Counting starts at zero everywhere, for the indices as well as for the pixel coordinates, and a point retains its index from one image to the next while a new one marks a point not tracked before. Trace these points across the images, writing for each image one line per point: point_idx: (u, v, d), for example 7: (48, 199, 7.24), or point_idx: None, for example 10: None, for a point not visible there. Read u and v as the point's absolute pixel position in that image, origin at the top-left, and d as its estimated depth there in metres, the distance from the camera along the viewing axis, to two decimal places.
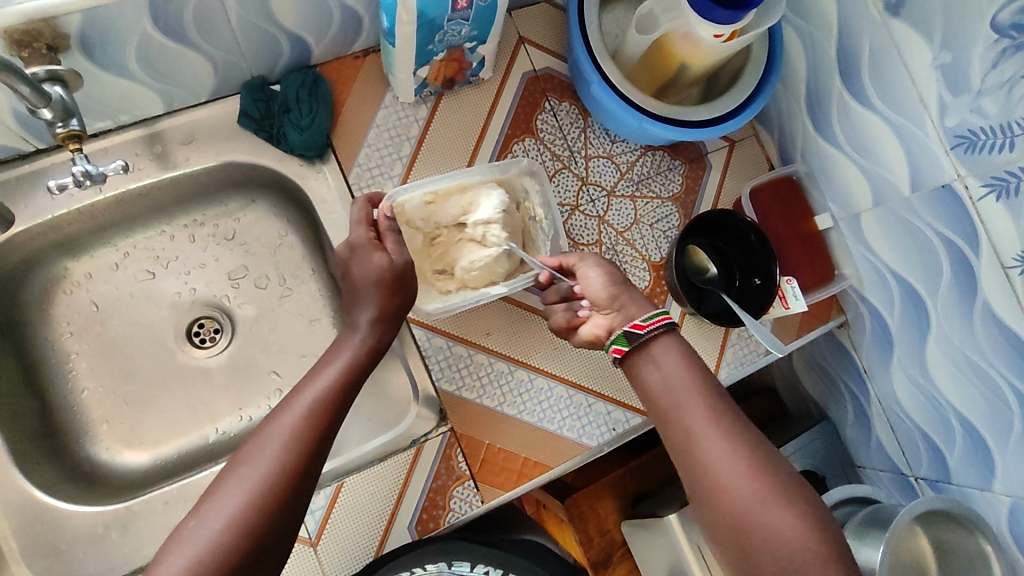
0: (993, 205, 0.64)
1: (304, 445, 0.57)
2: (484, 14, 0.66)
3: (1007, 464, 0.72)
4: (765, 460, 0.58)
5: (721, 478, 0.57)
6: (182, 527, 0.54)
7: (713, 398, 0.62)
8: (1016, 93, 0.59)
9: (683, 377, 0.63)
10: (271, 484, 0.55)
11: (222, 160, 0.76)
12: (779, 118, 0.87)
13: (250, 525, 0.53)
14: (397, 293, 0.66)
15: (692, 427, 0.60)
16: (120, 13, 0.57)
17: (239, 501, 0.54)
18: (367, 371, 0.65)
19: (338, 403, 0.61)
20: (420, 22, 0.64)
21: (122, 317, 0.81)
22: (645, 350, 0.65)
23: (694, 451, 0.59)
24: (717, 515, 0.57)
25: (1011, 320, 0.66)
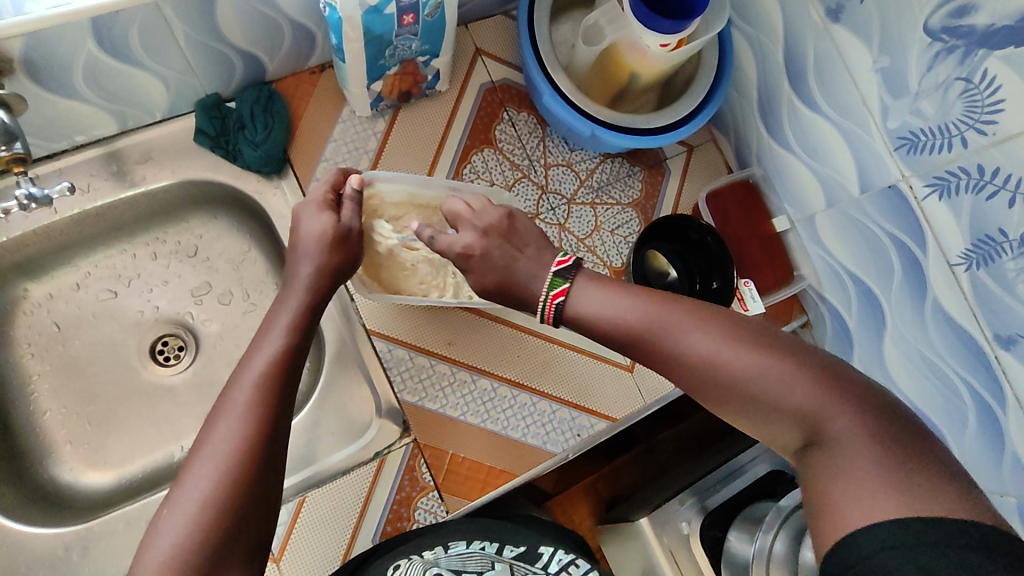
0: (937, 204, 0.65)
1: (267, 404, 0.54)
2: (433, 26, 0.67)
3: (966, 459, 0.72)
4: (756, 340, 0.49)
5: (697, 360, 0.50)
6: (156, 525, 0.50)
7: (675, 304, 0.53)
8: (951, 95, 0.60)
9: (622, 298, 0.55)
10: (240, 452, 0.51)
11: (179, 177, 0.76)
12: (734, 123, 0.88)
13: (230, 497, 0.50)
14: (342, 251, 0.65)
15: (652, 337, 0.52)
16: (63, 40, 0.57)
17: (211, 481, 0.50)
18: (313, 325, 0.63)
19: (294, 354, 0.59)
20: (367, 38, 0.65)
21: (85, 336, 0.81)
22: (575, 294, 0.56)
23: (668, 356, 0.52)
24: (734, 403, 0.49)
25: (958, 316, 0.68)
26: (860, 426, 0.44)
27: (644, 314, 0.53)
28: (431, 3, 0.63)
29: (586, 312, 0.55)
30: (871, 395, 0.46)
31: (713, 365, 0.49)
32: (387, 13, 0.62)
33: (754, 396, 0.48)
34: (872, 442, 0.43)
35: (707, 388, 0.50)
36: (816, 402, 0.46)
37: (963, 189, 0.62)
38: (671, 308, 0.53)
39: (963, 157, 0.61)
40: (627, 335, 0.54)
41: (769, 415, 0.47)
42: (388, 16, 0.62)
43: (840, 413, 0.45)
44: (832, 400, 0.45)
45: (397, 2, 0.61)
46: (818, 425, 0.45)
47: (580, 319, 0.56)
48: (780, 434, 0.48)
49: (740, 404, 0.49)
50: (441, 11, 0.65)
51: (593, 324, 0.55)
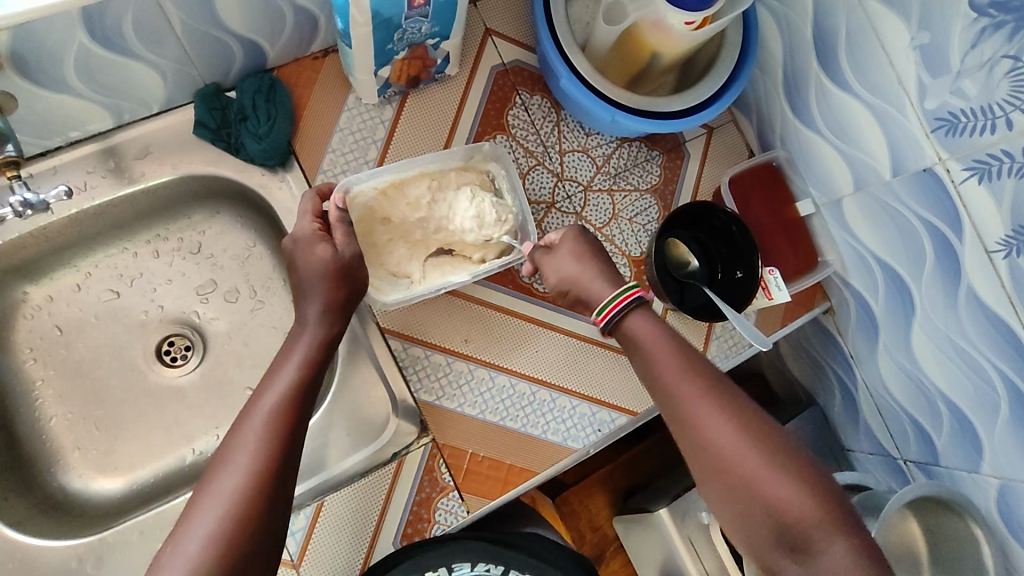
0: (975, 188, 0.62)
1: (270, 459, 0.52)
2: (445, 8, 0.63)
3: (995, 446, 0.73)
4: (772, 446, 0.53)
5: (713, 440, 0.54)
6: (156, 564, 0.48)
7: (714, 378, 0.57)
8: (997, 74, 0.57)
9: (670, 358, 0.58)
10: (243, 496, 0.49)
11: (180, 172, 0.73)
12: (756, 103, 0.84)
13: (228, 553, 0.47)
14: (346, 282, 0.62)
15: (684, 401, 0.56)
16: (52, 32, 0.53)
17: (209, 536, 0.48)
18: (321, 369, 0.60)
19: (303, 402, 0.57)
20: (376, 21, 0.61)
21: (88, 339, 0.78)
22: (633, 319, 0.61)
23: (687, 428, 0.55)
24: (726, 496, 0.53)
25: (994, 304, 0.66)
26: (850, 557, 0.47)
27: (688, 377, 0.57)
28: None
29: (641, 350, 0.60)
30: (853, 519, 0.50)
31: (727, 453, 0.53)
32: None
33: (757, 492, 0.51)
34: (856, 570, 0.47)
35: (707, 468, 0.54)
36: (810, 515, 0.49)
37: (1005, 173, 0.59)
38: (712, 380, 0.57)
39: (1008, 140, 0.58)
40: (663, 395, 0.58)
41: (758, 511, 0.51)
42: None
43: (830, 534, 0.49)
44: (826, 517, 0.49)
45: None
46: (805, 538, 0.49)
47: (638, 354, 0.60)
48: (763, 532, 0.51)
49: (736, 493, 0.52)
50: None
51: (642, 364, 0.60)
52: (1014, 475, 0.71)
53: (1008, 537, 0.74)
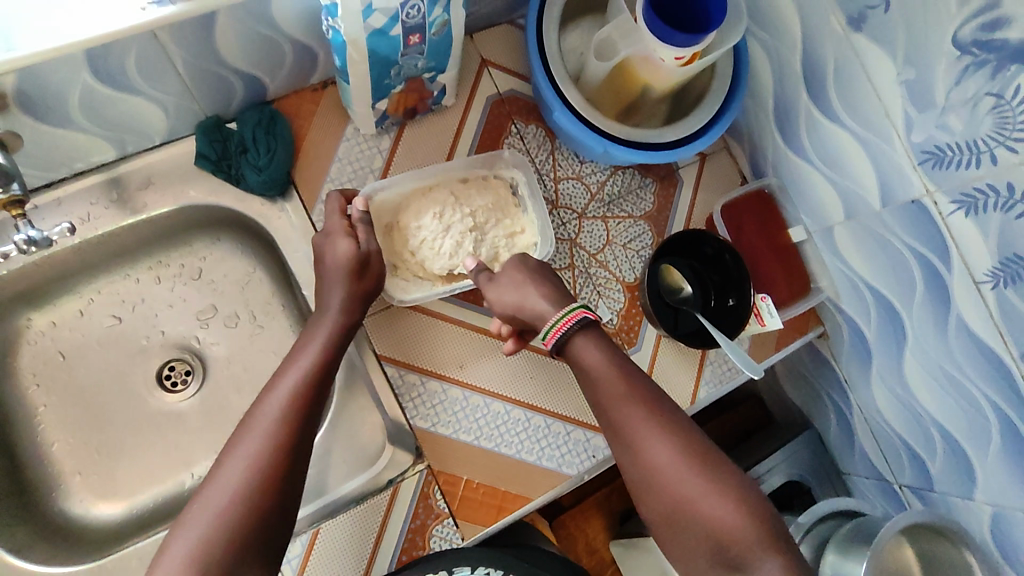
0: (962, 220, 0.63)
1: (295, 422, 0.56)
2: (440, 44, 0.65)
3: (988, 474, 0.73)
4: (709, 466, 0.56)
5: (650, 458, 0.57)
6: (182, 517, 0.52)
7: (651, 395, 0.60)
8: (981, 110, 0.58)
9: (613, 374, 0.60)
10: (269, 454, 0.54)
11: (182, 201, 0.74)
12: (748, 131, 0.86)
13: (252, 504, 0.51)
14: (370, 275, 0.67)
15: (623, 418, 0.59)
16: (58, 73, 0.55)
17: (236, 487, 0.52)
18: (342, 347, 0.64)
19: (323, 376, 0.61)
20: (373, 59, 0.62)
21: (91, 365, 0.79)
22: (578, 342, 0.62)
23: (628, 446, 0.58)
24: (662, 515, 0.56)
25: (984, 334, 0.66)
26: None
27: (631, 398, 0.59)
28: (437, 24, 0.61)
29: (585, 366, 0.61)
30: (781, 534, 0.53)
31: (664, 473, 0.56)
32: (394, 36, 0.60)
33: (691, 513, 0.54)
34: None
35: (646, 489, 0.57)
36: (742, 536, 0.53)
37: (991, 207, 0.60)
38: (651, 397, 0.60)
39: (993, 174, 0.59)
40: (607, 412, 0.60)
41: (694, 531, 0.54)
42: (395, 39, 0.60)
43: (762, 557, 0.52)
44: (756, 537, 0.53)
45: (404, 23, 0.59)
46: (736, 557, 0.52)
47: (585, 376, 0.62)
48: (696, 551, 0.54)
49: (672, 511, 0.55)
50: (448, 31, 0.63)
51: (590, 384, 0.61)
52: (1007, 504, 0.72)
53: (1002, 563, 0.75)
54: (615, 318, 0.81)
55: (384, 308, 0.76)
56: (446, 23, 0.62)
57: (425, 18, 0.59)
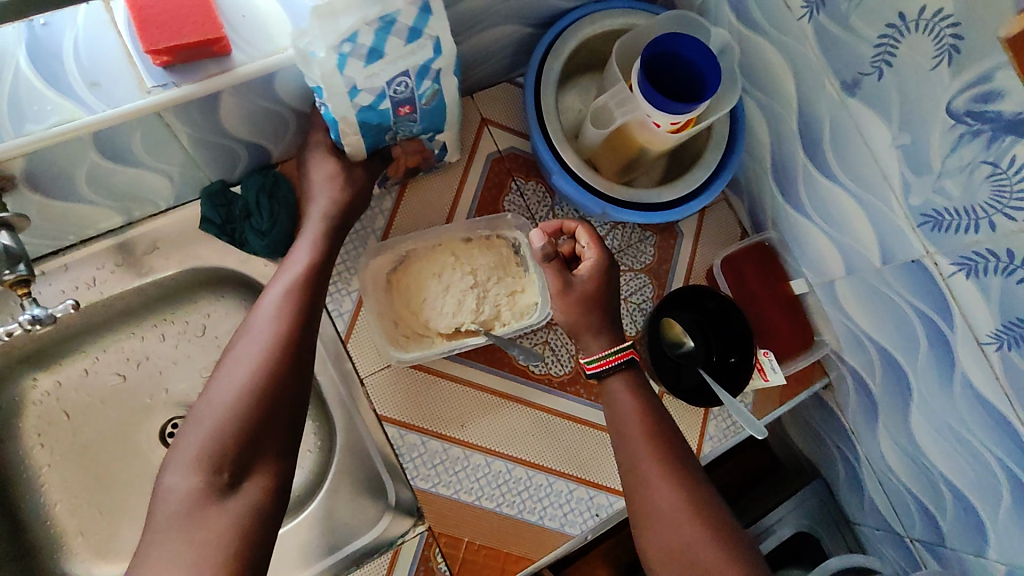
0: (964, 282, 0.63)
1: (287, 337, 0.62)
2: (432, 111, 0.65)
3: (1001, 535, 0.72)
4: (707, 508, 0.63)
5: (659, 500, 0.63)
6: (189, 422, 0.59)
7: (670, 441, 0.66)
8: (977, 177, 0.57)
9: (637, 419, 0.67)
10: (262, 366, 0.60)
11: (187, 264, 0.75)
12: (747, 184, 0.86)
13: (257, 387, 0.59)
14: (353, 193, 0.70)
15: (639, 460, 0.65)
16: (66, 155, 0.56)
17: (241, 376, 0.59)
18: (332, 250, 0.70)
19: (324, 259, 0.69)
20: (366, 130, 0.64)
21: (95, 423, 0.80)
22: (612, 382, 0.69)
23: (639, 484, 0.65)
24: (662, 549, 0.62)
25: (990, 395, 0.65)
26: None
27: (650, 440, 0.66)
28: (427, 96, 0.61)
29: (613, 406, 0.69)
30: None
31: (670, 515, 0.62)
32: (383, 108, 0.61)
33: (687, 554, 0.61)
34: None
35: (646, 511, 0.64)
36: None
37: (992, 271, 0.60)
38: (669, 442, 0.66)
39: (991, 240, 0.58)
40: (625, 451, 0.67)
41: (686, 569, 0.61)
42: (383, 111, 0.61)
43: None
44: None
45: (392, 98, 0.59)
46: None
47: (612, 411, 0.69)
48: None
49: (671, 549, 0.62)
50: (439, 102, 0.63)
51: (614, 423, 0.68)
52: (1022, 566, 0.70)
53: None
54: None
55: (384, 366, 0.75)
56: (436, 95, 0.62)
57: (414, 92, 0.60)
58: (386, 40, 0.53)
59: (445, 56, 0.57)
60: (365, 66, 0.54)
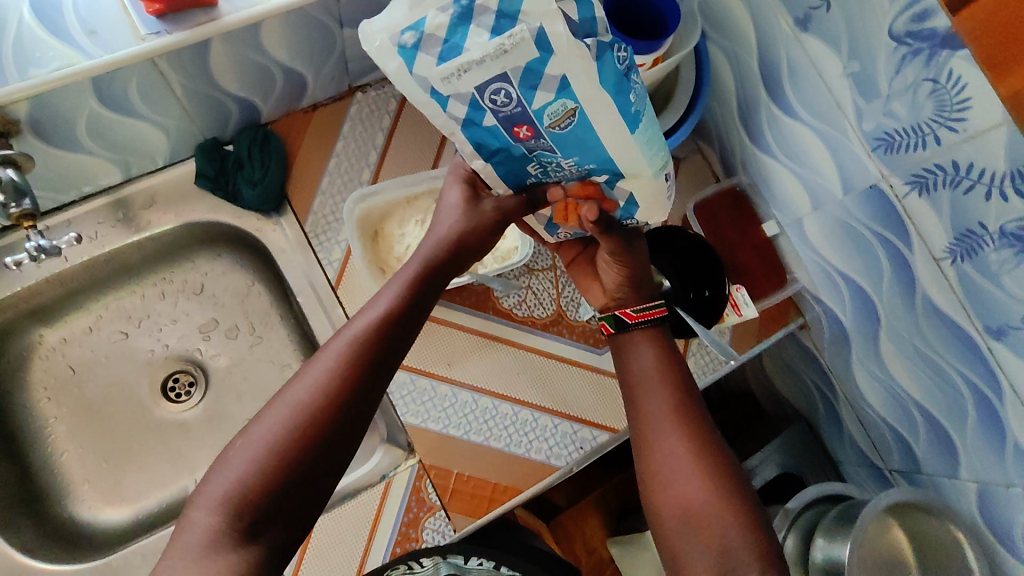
0: (917, 200, 0.66)
1: (349, 383, 0.54)
2: (597, 134, 0.52)
3: (969, 451, 0.75)
4: (708, 453, 0.59)
5: (670, 460, 0.59)
6: (228, 446, 0.51)
7: (691, 405, 0.63)
8: (921, 95, 0.61)
9: (657, 380, 0.64)
10: (316, 406, 0.52)
11: (184, 219, 0.79)
12: (718, 133, 0.90)
13: (295, 443, 0.51)
14: (454, 248, 0.65)
15: (653, 418, 0.62)
16: (67, 100, 0.60)
17: (286, 418, 0.51)
18: (421, 303, 0.62)
19: (408, 303, 0.61)
20: (493, 149, 0.57)
21: (99, 378, 0.83)
22: (635, 338, 0.67)
23: (651, 444, 0.61)
24: (669, 514, 0.58)
25: (950, 309, 0.69)
26: None
27: (663, 386, 0.64)
28: (637, 86, 0.51)
29: (631, 364, 0.66)
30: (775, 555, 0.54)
31: (682, 478, 0.58)
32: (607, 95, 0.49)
33: (695, 519, 0.56)
34: None
35: (646, 445, 0.61)
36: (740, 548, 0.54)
37: (942, 185, 0.63)
38: (689, 406, 0.63)
39: (938, 154, 0.62)
40: (641, 412, 0.63)
41: (692, 531, 0.56)
42: (613, 104, 0.49)
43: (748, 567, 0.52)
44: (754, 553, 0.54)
45: (494, 111, 0.51)
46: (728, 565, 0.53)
47: (629, 370, 0.66)
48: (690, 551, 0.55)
49: (680, 513, 0.57)
50: (641, 104, 0.51)
51: (629, 372, 0.66)
52: (991, 478, 0.73)
53: (991, 539, 0.76)
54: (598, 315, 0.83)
55: None
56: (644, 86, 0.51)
57: (629, 73, 0.50)
58: (467, 35, 0.46)
59: (577, 95, 0.48)
60: (439, 65, 0.48)
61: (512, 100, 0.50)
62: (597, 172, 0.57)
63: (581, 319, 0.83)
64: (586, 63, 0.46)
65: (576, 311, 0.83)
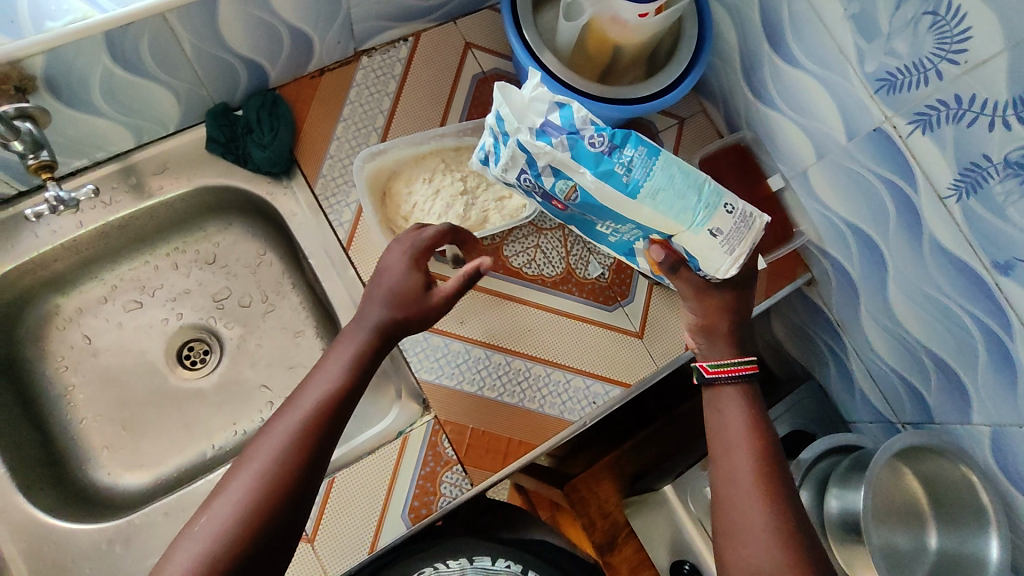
0: (921, 139, 0.67)
1: (303, 449, 0.57)
2: (603, 202, 0.65)
3: (980, 394, 0.75)
4: (793, 522, 0.59)
5: (749, 509, 0.60)
6: (192, 522, 0.54)
7: (776, 462, 0.64)
8: (922, 30, 0.62)
9: (746, 431, 0.65)
10: (274, 474, 0.55)
11: (195, 184, 0.80)
12: (721, 91, 0.92)
13: (255, 519, 0.53)
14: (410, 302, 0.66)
15: (738, 463, 0.64)
16: (81, 56, 0.61)
17: (244, 495, 0.54)
18: (370, 366, 0.64)
19: (362, 366, 0.64)
20: (573, 217, 0.75)
21: (114, 346, 0.84)
22: (725, 388, 0.69)
23: (730, 486, 0.63)
24: (739, 559, 0.59)
25: (956, 249, 0.69)
26: None
27: (752, 451, 0.64)
28: (624, 162, 0.63)
29: (721, 405, 0.68)
30: None
31: (757, 528, 0.59)
32: (584, 169, 0.63)
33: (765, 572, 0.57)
34: None
35: (728, 508, 0.62)
36: None
37: (945, 121, 0.64)
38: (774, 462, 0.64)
39: (940, 89, 0.63)
40: (723, 453, 0.65)
41: None
42: (598, 179, 0.64)
43: None
44: None
45: (536, 189, 0.70)
46: None
47: (718, 414, 0.68)
48: None
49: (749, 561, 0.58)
50: (636, 178, 0.63)
51: (719, 432, 0.67)
52: (1002, 421, 0.73)
53: (1005, 482, 0.76)
54: (607, 272, 0.84)
55: None
56: (635, 158, 0.63)
57: (610, 154, 0.63)
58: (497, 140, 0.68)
59: (568, 171, 0.64)
60: (493, 162, 0.71)
61: (534, 182, 0.69)
62: (644, 233, 0.69)
63: (590, 277, 0.84)
64: (556, 156, 0.63)
65: (585, 268, 0.84)
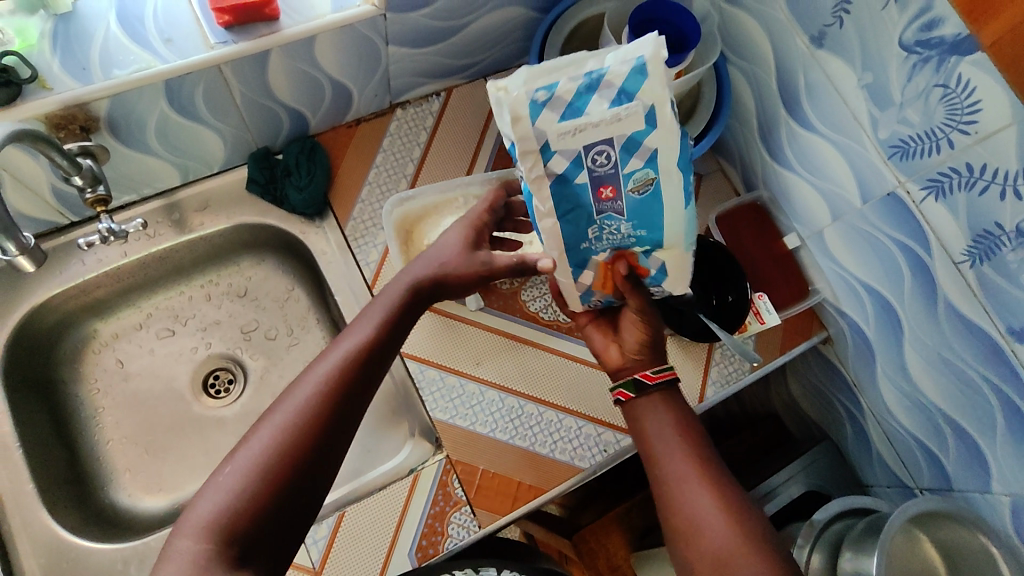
0: (934, 204, 0.68)
1: (331, 401, 0.57)
2: (664, 208, 0.57)
3: (1000, 461, 0.73)
4: (742, 515, 0.58)
5: (694, 505, 0.59)
6: (215, 474, 0.54)
7: (708, 460, 0.63)
8: (933, 101, 0.64)
9: (674, 432, 0.65)
10: (301, 427, 0.55)
11: (233, 222, 0.85)
12: (739, 152, 0.95)
13: (277, 466, 0.53)
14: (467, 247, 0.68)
15: (668, 466, 0.62)
16: (141, 101, 0.67)
17: (267, 440, 0.54)
18: (402, 319, 0.65)
19: (393, 321, 0.64)
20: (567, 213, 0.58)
21: (144, 371, 0.88)
22: (643, 398, 0.67)
23: (670, 487, 0.61)
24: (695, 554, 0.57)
25: (971, 312, 0.69)
26: None
27: (681, 447, 0.63)
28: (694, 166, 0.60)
29: (641, 413, 0.67)
30: None
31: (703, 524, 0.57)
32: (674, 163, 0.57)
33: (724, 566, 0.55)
34: None
35: (667, 499, 0.61)
36: None
37: (957, 188, 0.65)
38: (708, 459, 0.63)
39: (952, 157, 0.64)
40: (657, 457, 0.64)
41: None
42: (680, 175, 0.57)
43: None
44: None
45: (589, 169, 0.55)
46: None
47: (641, 422, 0.67)
48: None
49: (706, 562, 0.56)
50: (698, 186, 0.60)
51: (643, 438, 0.66)
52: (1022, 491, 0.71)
53: None
54: None
55: None
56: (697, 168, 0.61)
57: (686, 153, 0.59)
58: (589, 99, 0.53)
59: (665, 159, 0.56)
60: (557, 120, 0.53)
61: (610, 161, 0.55)
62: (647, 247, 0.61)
63: None
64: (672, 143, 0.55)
65: None
